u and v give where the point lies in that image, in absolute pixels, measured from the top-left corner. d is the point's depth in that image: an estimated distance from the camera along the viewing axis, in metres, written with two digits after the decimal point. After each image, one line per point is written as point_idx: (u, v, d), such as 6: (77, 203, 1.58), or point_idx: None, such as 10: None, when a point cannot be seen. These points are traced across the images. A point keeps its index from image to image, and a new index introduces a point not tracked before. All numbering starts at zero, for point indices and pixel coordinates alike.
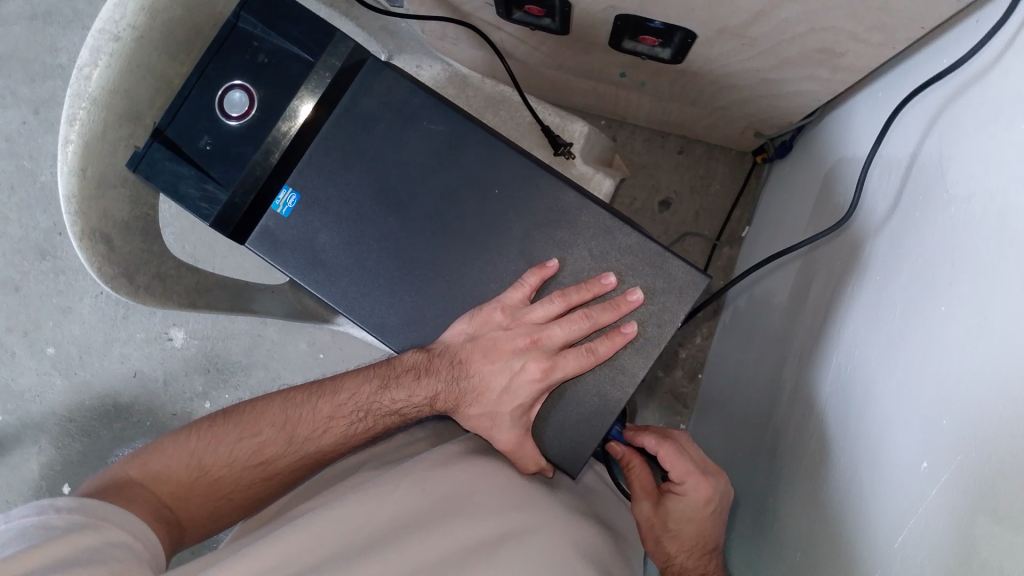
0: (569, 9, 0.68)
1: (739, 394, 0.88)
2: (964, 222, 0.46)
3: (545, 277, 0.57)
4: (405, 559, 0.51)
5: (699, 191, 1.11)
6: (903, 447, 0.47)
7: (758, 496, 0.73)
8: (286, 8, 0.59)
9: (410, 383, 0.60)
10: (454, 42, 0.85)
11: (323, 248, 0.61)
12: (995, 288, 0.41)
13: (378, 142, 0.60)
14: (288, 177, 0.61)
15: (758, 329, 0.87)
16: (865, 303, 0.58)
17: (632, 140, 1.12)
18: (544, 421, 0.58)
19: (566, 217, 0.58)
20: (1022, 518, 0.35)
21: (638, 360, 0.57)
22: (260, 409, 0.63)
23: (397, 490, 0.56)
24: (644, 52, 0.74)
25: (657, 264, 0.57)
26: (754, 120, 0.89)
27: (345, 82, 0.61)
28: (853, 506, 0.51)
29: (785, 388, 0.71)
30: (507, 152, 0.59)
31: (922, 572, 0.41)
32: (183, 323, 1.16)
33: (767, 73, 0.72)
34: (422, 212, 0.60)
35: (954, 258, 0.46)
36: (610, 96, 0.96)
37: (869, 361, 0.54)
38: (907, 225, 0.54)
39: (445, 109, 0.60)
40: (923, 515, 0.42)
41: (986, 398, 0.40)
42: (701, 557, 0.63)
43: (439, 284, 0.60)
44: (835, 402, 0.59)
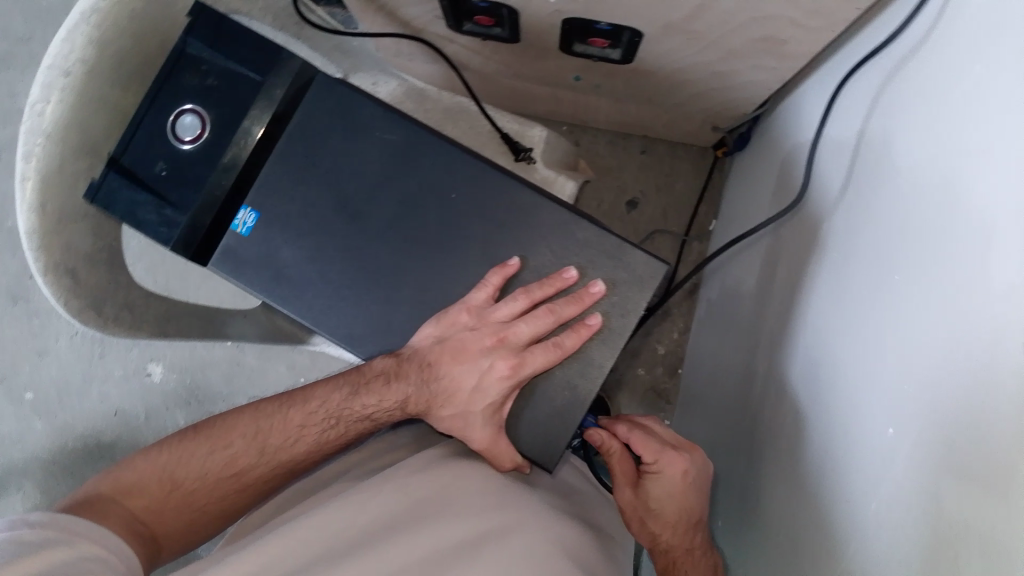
0: (519, 16, 0.69)
1: (716, 382, 0.90)
2: (912, 191, 0.47)
3: (507, 275, 0.58)
4: (387, 562, 0.51)
5: (664, 189, 1.12)
6: (870, 415, 0.47)
7: (739, 480, 0.74)
8: (231, 32, 0.62)
9: (380, 389, 0.59)
10: (410, 58, 0.86)
11: (287, 265, 0.61)
12: (944, 251, 0.42)
13: (331, 155, 0.61)
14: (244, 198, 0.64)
15: (730, 317, 0.88)
16: (828, 281, 0.59)
17: (596, 143, 1.13)
18: (519, 418, 0.59)
19: (524, 216, 0.59)
20: (974, 474, 0.36)
21: (606, 351, 0.58)
22: (230, 421, 0.62)
23: (378, 496, 0.57)
24: (595, 54, 0.75)
25: (616, 256, 0.58)
26: (710, 113, 0.91)
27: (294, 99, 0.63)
28: (829, 480, 0.51)
29: (759, 372, 0.72)
30: (461, 157, 0.60)
31: (895, 536, 0.42)
32: (160, 356, 1.15)
33: (715, 65, 0.73)
34: (381, 224, 0.61)
35: (906, 226, 0.47)
36: (569, 101, 0.98)
37: (835, 337, 0.55)
38: (860, 200, 0.55)
39: (396, 118, 0.61)
40: (890, 483, 0.43)
41: (943, 357, 0.40)
42: (686, 533, 0.65)
43: (405, 291, 0.61)
44: (806, 382, 0.60)
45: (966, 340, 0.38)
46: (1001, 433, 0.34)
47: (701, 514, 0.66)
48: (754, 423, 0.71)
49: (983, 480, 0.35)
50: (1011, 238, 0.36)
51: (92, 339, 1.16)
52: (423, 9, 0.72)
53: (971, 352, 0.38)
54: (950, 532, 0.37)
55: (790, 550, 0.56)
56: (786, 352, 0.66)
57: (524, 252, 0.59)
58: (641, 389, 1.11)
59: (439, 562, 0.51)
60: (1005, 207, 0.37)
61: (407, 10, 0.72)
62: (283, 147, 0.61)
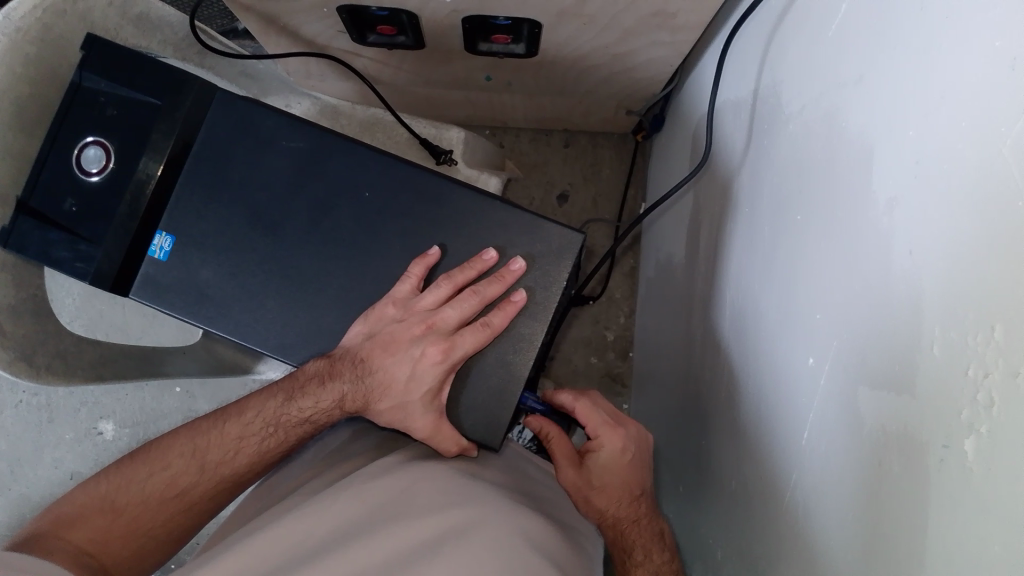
0: (419, 21, 0.71)
1: (661, 354, 0.92)
2: (802, 133, 0.50)
3: (429, 265, 0.59)
4: (345, 567, 0.50)
5: (590, 178, 1.15)
6: (793, 350, 0.49)
7: (689, 441, 0.76)
8: (126, 61, 0.62)
9: (314, 392, 0.60)
10: (321, 78, 0.89)
11: (209, 284, 0.62)
12: (835, 178, 0.44)
13: (241, 170, 0.63)
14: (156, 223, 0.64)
15: (667, 290, 0.90)
16: (743, 235, 0.61)
17: (519, 142, 1.16)
18: (457, 401, 0.60)
19: (439, 206, 0.61)
20: (883, 382, 0.37)
21: (536, 327, 0.59)
22: (166, 443, 0.62)
23: (334, 506, 0.56)
24: (499, 50, 0.77)
25: (532, 232, 0.60)
26: (623, 97, 0.93)
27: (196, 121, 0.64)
28: (767, 422, 0.53)
29: (697, 335, 0.74)
30: (371, 156, 0.62)
31: (826, 457, 0.43)
32: (109, 413, 1.03)
33: (615, 47, 0.75)
34: (298, 230, 0.62)
35: (801, 167, 0.49)
36: (484, 103, 1.00)
37: (755, 285, 0.57)
38: (762, 152, 0.57)
39: (301, 126, 0.63)
40: (818, 408, 0.44)
41: (846, 279, 0.42)
42: (632, 505, 0.66)
43: (331, 294, 0.62)
44: (737, 335, 0.61)
45: (863, 258, 0.40)
46: (901, 334, 0.36)
47: (646, 484, 0.68)
48: (698, 384, 0.73)
49: (888, 382, 0.37)
50: (887, 154, 0.38)
51: (37, 406, 0.99)
52: (324, 25, 0.73)
53: (869, 267, 0.39)
54: (871, 443, 0.38)
55: (742, 501, 0.57)
56: (716, 309, 0.68)
57: (445, 242, 0.61)
58: (596, 376, 1.12)
59: (399, 564, 0.51)
60: (880, 125, 0.39)
61: (308, 26, 0.74)
62: (190, 165, 0.63)
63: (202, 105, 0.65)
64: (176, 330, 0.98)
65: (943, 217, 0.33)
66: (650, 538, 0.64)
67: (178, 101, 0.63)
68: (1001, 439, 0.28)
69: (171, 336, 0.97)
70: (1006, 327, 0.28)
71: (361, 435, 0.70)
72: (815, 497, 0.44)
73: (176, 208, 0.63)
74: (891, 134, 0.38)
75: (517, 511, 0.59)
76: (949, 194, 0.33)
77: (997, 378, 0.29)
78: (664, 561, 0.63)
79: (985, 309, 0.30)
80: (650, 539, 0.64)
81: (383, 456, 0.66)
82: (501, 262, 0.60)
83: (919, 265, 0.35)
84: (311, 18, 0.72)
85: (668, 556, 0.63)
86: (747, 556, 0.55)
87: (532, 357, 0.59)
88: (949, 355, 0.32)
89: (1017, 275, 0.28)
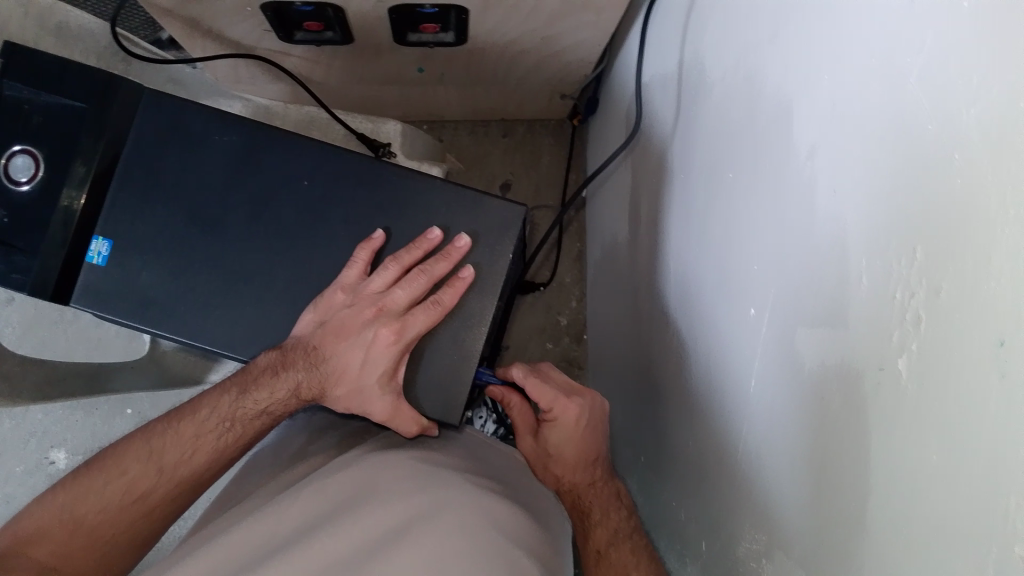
0: (345, 15, 0.71)
1: (612, 330, 0.93)
2: (727, 94, 0.51)
3: (375, 248, 0.61)
4: (311, 561, 0.50)
5: (531, 167, 1.16)
6: (736, 307, 0.50)
7: (644, 411, 0.79)
8: (45, 66, 0.61)
9: (268, 383, 0.59)
10: (251, 81, 0.88)
11: (150, 287, 0.63)
12: (759, 134, 0.46)
13: (175, 169, 0.63)
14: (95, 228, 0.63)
15: (613, 268, 0.92)
16: (679, 202, 0.63)
17: (458, 136, 1.17)
18: (413, 383, 0.61)
19: (380, 193, 0.63)
20: (818, 321, 0.39)
21: (484, 302, 0.61)
22: (121, 450, 0.61)
23: (300, 503, 0.56)
24: (429, 41, 0.78)
25: (472, 210, 0.63)
26: (555, 81, 0.95)
27: (124, 125, 0.64)
28: (716, 380, 0.54)
29: (644, 305, 0.76)
30: (306, 147, 0.64)
31: (772, 403, 0.44)
32: (61, 442, 0.99)
33: (542, 32, 0.77)
34: (240, 224, 0.63)
35: (728, 129, 0.51)
36: (420, 97, 1.00)
37: (694, 248, 0.59)
38: (690, 118, 0.59)
39: (233, 121, 0.64)
40: (761, 356, 0.46)
41: (777, 229, 0.43)
42: (588, 470, 0.68)
43: (279, 287, 0.63)
44: (681, 300, 0.63)
45: (790, 207, 0.42)
46: (830, 272, 0.38)
47: (603, 450, 0.70)
48: (649, 354, 0.75)
49: (824, 320, 0.38)
50: (805, 104, 0.40)
51: None
52: (249, 25, 0.73)
53: (796, 215, 0.41)
54: (813, 382, 0.39)
55: (698, 463, 0.59)
56: (659, 279, 0.70)
57: (388, 225, 0.63)
58: (553, 361, 1.13)
59: (368, 554, 0.50)
60: (798, 74, 0.41)
61: (234, 28, 0.73)
62: (123, 168, 0.63)
63: (132, 101, 0.64)
64: (122, 348, 0.99)
65: (860, 156, 0.35)
66: (609, 500, 0.67)
67: (107, 100, 0.62)
68: (930, 357, 0.30)
69: (115, 353, 0.99)
70: (927, 251, 0.30)
71: (318, 430, 0.70)
72: (767, 443, 0.45)
73: (112, 210, 0.63)
74: (808, 84, 0.39)
75: (482, 485, 0.59)
76: (865, 132, 0.34)
77: (920, 299, 0.30)
78: (622, 520, 0.65)
79: (907, 236, 0.31)
80: (608, 500, 0.67)
81: (344, 445, 0.67)
82: (446, 242, 0.62)
83: (842, 205, 0.36)
84: (234, 19, 0.71)
85: (626, 515, 0.65)
86: (709, 513, 0.56)
87: (482, 332, 0.61)
88: (877, 286, 0.33)
89: (930, 199, 0.30)
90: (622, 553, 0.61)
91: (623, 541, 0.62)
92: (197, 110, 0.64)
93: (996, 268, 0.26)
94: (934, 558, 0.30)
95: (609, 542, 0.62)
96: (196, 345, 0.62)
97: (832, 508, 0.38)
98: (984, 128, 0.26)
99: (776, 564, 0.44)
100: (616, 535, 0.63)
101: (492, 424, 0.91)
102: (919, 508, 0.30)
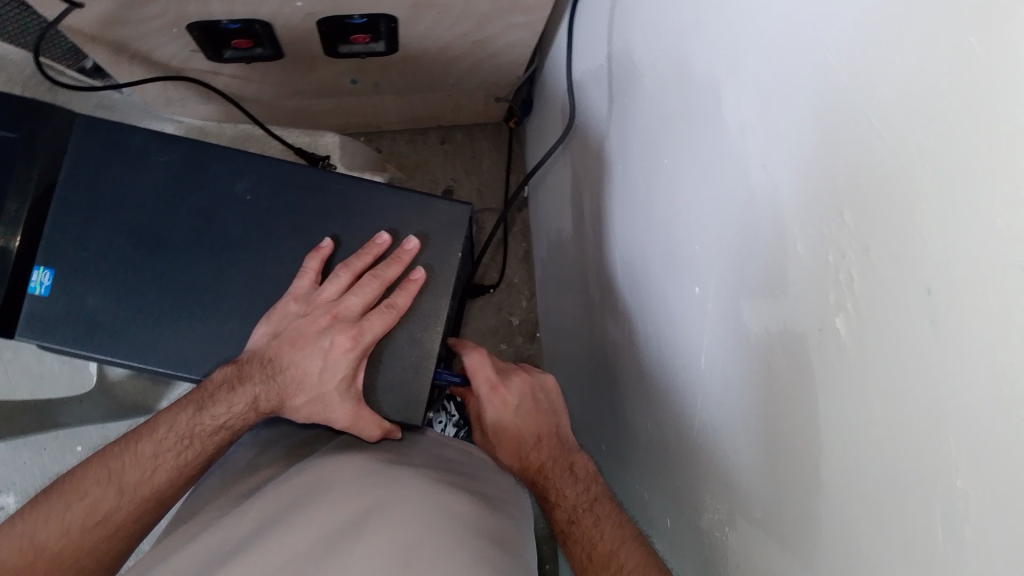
0: (274, 30, 0.71)
1: (565, 325, 0.95)
2: (658, 83, 0.53)
3: (324, 257, 0.62)
4: (272, 553, 0.49)
5: (472, 170, 1.17)
6: (682, 285, 0.52)
7: (601, 400, 0.80)
8: None
9: (226, 399, 0.59)
10: (182, 103, 0.87)
11: (97, 313, 0.62)
12: (693, 116, 0.47)
13: (114, 191, 0.63)
14: (35, 258, 0.62)
15: (561, 264, 0.93)
16: (620, 190, 0.64)
17: (397, 145, 1.17)
18: (373, 387, 0.61)
19: (326, 203, 0.64)
20: (759, 289, 0.40)
21: (438, 302, 0.62)
22: (79, 474, 0.59)
23: (250, 512, 0.55)
24: (360, 51, 0.78)
25: (418, 214, 0.64)
26: (489, 84, 0.96)
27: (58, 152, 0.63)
28: (670, 357, 0.55)
29: (594, 296, 0.77)
30: (247, 163, 0.64)
31: (724, 373, 0.46)
32: (8, 486, 0.98)
33: (474, 35, 0.78)
34: (183, 242, 0.62)
35: (662, 116, 0.52)
36: (356, 108, 1.00)
37: (637, 234, 0.60)
38: (624, 108, 0.61)
39: (170, 140, 0.64)
40: (709, 331, 0.47)
41: (714, 204, 0.45)
42: (537, 450, 0.68)
43: (228, 303, 0.62)
44: (630, 285, 0.64)
45: (725, 183, 0.43)
46: (767, 238, 0.39)
47: (548, 428, 0.69)
48: (603, 343, 0.76)
49: (764, 290, 0.40)
50: (731, 83, 0.42)
51: None
52: (177, 46, 0.72)
53: (730, 189, 0.43)
54: (761, 348, 0.41)
55: (658, 444, 0.60)
56: (607, 268, 0.71)
57: (337, 233, 0.63)
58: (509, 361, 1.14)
59: (323, 550, 0.49)
60: (723, 57, 0.42)
61: (162, 49, 0.73)
62: (60, 196, 0.62)
63: (67, 126, 0.63)
64: (69, 383, 0.97)
65: (785, 130, 0.36)
66: (564, 476, 0.65)
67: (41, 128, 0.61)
68: (866, 314, 0.31)
69: (61, 389, 0.97)
70: (854, 210, 0.32)
71: (275, 437, 0.69)
72: (721, 413, 0.47)
73: (51, 237, 0.62)
74: (733, 63, 0.41)
75: (453, 480, 0.60)
76: (787, 106, 0.36)
77: (852, 260, 0.32)
78: (579, 492, 0.63)
79: (835, 199, 0.33)
80: (564, 476, 0.65)
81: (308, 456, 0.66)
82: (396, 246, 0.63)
83: (774, 176, 0.38)
84: (163, 40, 0.71)
85: (584, 487, 0.64)
86: (673, 489, 0.57)
87: (439, 332, 0.62)
88: (809, 249, 0.35)
89: (853, 166, 0.31)
90: (584, 528, 0.60)
91: (584, 516, 0.61)
92: (132, 131, 0.64)
93: (918, 223, 0.28)
94: (886, 505, 0.31)
95: (570, 519, 0.61)
96: (147, 369, 0.61)
97: (786, 464, 0.39)
98: (900, 89, 0.28)
99: (739, 529, 0.46)
100: (576, 509, 0.62)
101: (453, 428, 0.91)
102: (868, 458, 0.32)
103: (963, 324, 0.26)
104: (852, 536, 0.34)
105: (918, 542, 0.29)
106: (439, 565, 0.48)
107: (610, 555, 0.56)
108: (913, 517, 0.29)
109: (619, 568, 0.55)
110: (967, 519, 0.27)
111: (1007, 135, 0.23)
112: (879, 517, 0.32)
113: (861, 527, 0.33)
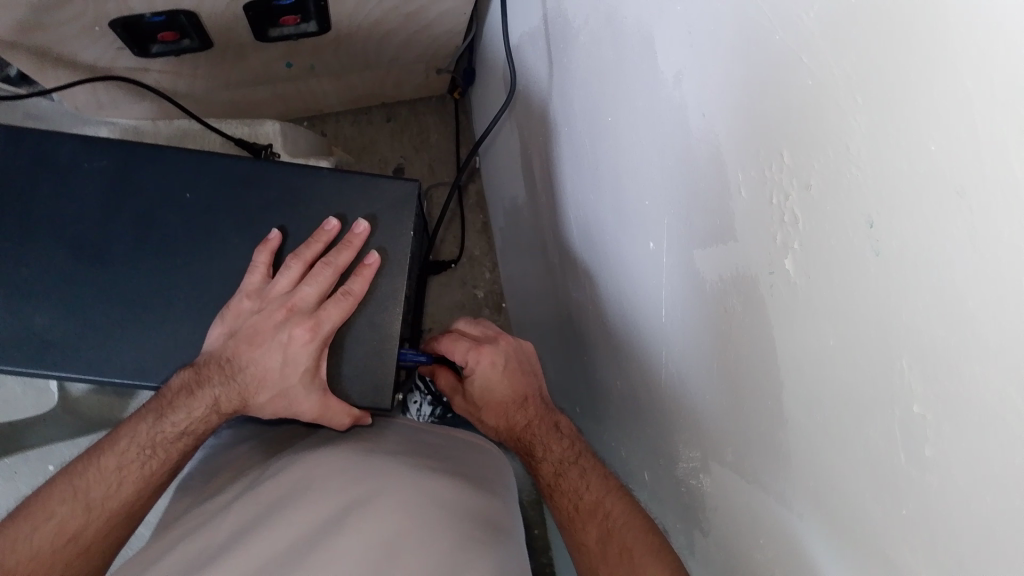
0: (200, 21, 0.69)
1: (528, 293, 0.95)
2: (591, 40, 0.52)
3: (273, 250, 0.61)
4: (253, 551, 0.48)
5: (421, 146, 1.16)
6: (636, 242, 0.52)
7: (570, 365, 0.81)
8: None
9: (185, 404, 0.58)
10: (114, 103, 0.84)
11: (46, 330, 0.60)
12: (627, 72, 0.47)
13: (48, 203, 0.61)
14: None
15: (519, 232, 0.93)
16: (567, 152, 0.64)
17: (341, 128, 1.16)
18: (337, 376, 0.61)
19: (271, 196, 0.63)
20: (708, 240, 0.41)
21: (395, 284, 0.62)
22: (43, 495, 0.57)
23: (229, 514, 0.54)
24: (292, 34, 0.76)
25: (366, 197, 0.63)
26: (429, 55, 0.94)
27: None
28: (631, 312, 0.56)
29: (554, 261, 0.77)
30: (185, 161, 0.62)
31: (682, 324, 0.46)
32: None
33: (405, 9, 0.76)
34: (126, 250, 0.61)
35: (599, 74, 0.52)
36: (294, 93, 0.98)
37: (589, 196, 0.60)
38: (563, 69, 0.60)
39: (101, 144, 0.62)
40: (664, 285, 0.48)
41: (658, 159, 0.45)
42: (522, 410, 0.68)
43: (180, 305, 0.61)
44: (586, 247, 0.64)
45: (666, 135, 0.43)
46: (710, 187, 0.39)
47: (532, 389, 0.70)
48: (568, 306, 0.76)
49: (714, 237, 0.40)
50: (661, 37, 0.41)
51: None
52: (101, 46, 0.70)
53: (671, 142, 0.43)
54: (717, 297, 0.41)
55: (630, 400, 0.61)
56: (563, 232, 0.71)
57: (284, 224, 0.63)
58: None
59: (303, 548, 0.48)
60: (650, 10, 0.42)
61: (85, 50, 0.70)
62: None
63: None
64: (32, 402, 0.95)
65: (717, 75, 0.36)
66: (549, 432, 0.66)
67: None
68: (813, 248, 0.31)
69: (26, 410, 0.95)
70: (792, 150, 0.32)
71: (245, 439, 0.68)
72: (685, 365, 0.47)
73: None
74: (660, 16, 0.41)
75: (429, 460, 0.60)
76: (716, 52, 0.36)
77: (795, 198, 0.32)
78: (566, 447, 0.64)
79: (771, 140, 0.33)
80: (548, 434, 0.66)
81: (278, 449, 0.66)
82: (345, 231, 0.63)
83: (709, 125, 0.38)
84: (83, 42, 0.68)
85: (569, 441, 0.64)
86: (648, 443, 0.58)
87: (399, 313, 0.62)
88: (753, 195, 0.35)
89: (787, 102, 0.31)
90: (571, 479, 0.60)
91: (570, 468, 0.61)
92: (60, 140, 0.62)
93: (854, 153, 0.28)
94: (849, 439, 0.32)
95: (557, 472, 0.62)
96: (105, 381, 0.60)
97: (752, 406, 0.40)
98: (826, 27, 0.28)
99: (713, 475, 0.47)
100: (563, 463, 0.62)
101: (427, 406, 0.91)
102: (828, 390, 0.32)
103: (906, 249, 0.26)
104: (821, 472, 0.34)
105: (884, 468, 0.30)
106: (422, 557, 0.48)
107: (597, 505, 0.57)
108: (877, 449, 0.30)
109: (605, 516, 0.56)
110: (927, 440, 0.27)
111: (933, 59, 0.23)
112: (845, 450, 0.32)
113: (830, 464, 0.34)
